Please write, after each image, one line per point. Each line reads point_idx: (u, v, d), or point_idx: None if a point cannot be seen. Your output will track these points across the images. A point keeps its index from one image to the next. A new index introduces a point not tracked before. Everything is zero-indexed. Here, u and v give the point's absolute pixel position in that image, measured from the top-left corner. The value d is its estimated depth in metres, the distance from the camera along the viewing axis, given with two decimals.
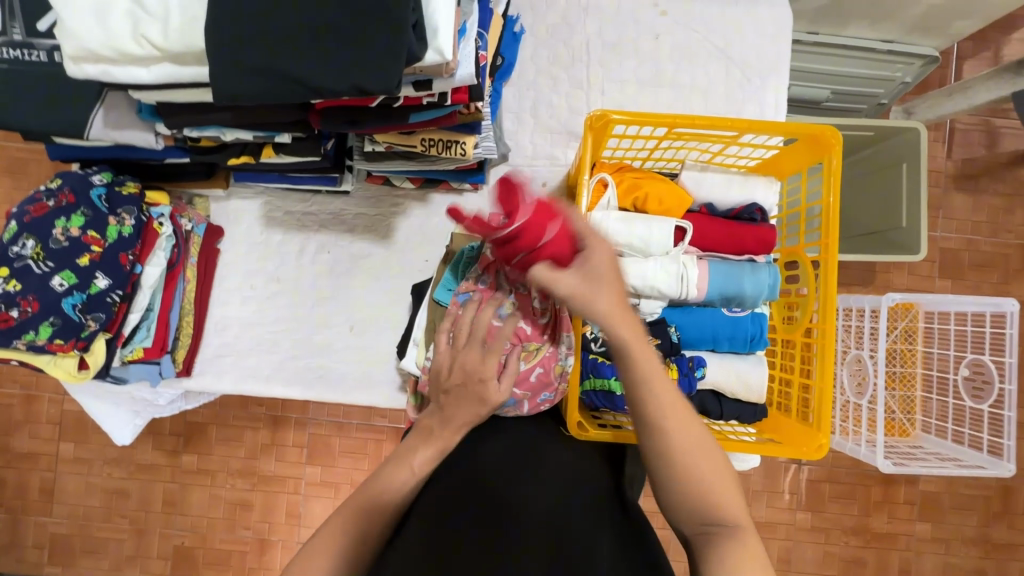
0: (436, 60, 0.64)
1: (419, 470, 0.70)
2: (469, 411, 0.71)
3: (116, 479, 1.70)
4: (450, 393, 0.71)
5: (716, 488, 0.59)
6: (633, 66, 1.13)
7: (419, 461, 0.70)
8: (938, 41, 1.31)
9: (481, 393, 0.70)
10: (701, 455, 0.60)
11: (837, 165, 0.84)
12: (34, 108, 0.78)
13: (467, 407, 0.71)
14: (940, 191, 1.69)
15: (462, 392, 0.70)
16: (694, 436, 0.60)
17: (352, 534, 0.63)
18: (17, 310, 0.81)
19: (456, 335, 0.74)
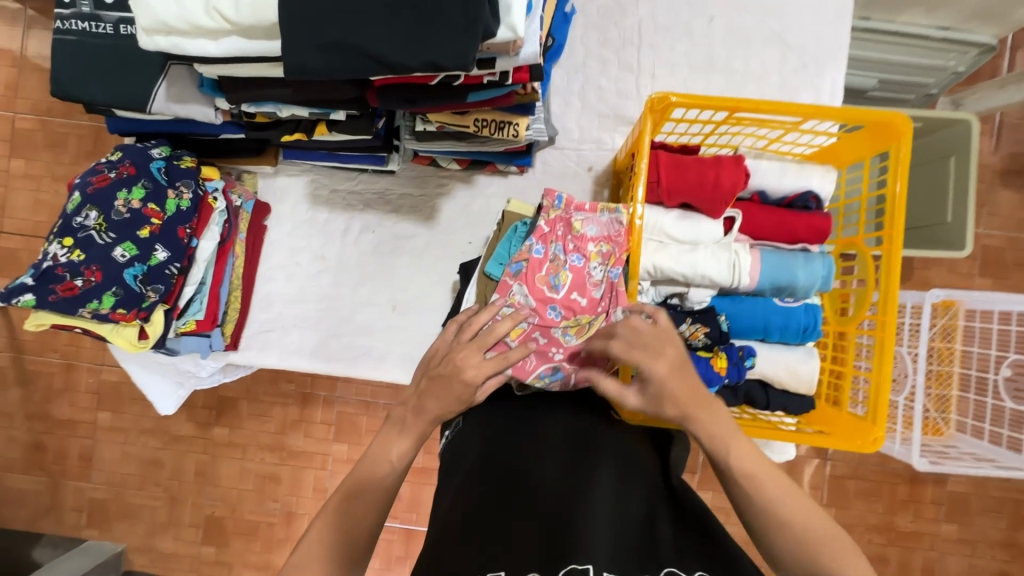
0: (509, 37, 0.62)
1: (397, 464, 0.71)
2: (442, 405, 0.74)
3: (151, 448, 1.76)
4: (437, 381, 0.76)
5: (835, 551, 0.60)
6: (684, 49, 1.10)
7: (397, 455, 0.71)
8: (999, 30, 1.26)
9: (456, 393, 0.74)
10: (816, 522, 0.62)
11: (905, 154, 0.82)
12: (100, 81, 0.80)
13: (442, 400, 0.74)
14: (986, 187, 1.64)
15: (445, 382, 0.74)
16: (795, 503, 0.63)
17: (358, 509, 0.67)
18: (81, 279, 0.82)
19: (464, 330, 0.80)
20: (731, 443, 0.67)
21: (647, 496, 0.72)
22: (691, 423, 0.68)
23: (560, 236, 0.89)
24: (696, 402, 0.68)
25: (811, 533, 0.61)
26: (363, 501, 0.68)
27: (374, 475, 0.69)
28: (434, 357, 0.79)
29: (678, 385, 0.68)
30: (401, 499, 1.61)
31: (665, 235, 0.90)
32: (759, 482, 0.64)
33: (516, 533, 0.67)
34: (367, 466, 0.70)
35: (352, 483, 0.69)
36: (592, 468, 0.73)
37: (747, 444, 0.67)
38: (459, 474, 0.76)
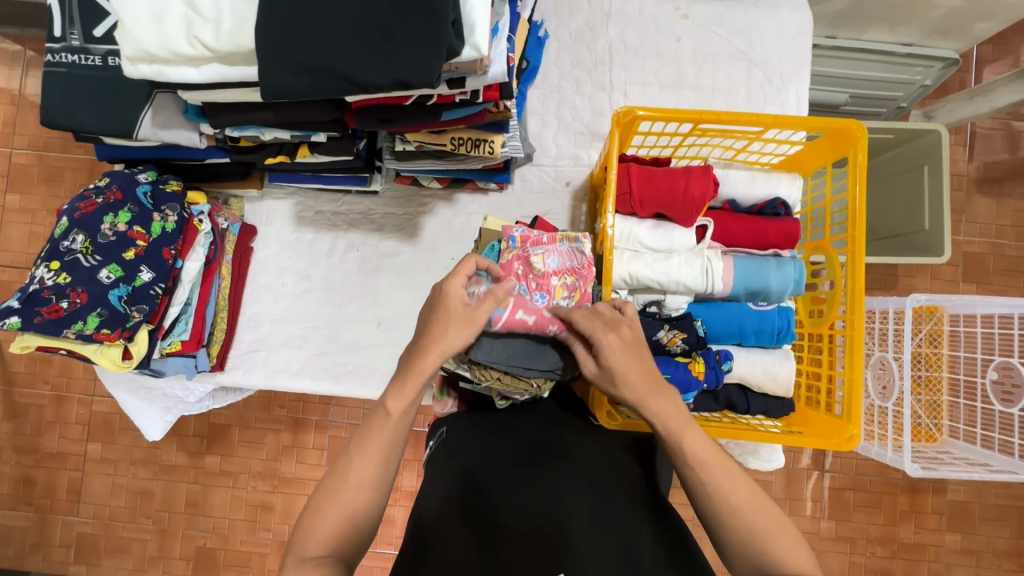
0: (473, 56, 0.66)
1: (395, 414, 0.66)
2: (441, 328, 0.69)
3: (141, 479, 1.74)
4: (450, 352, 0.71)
5: (789, 550, 0.60)
6: (654, 68, 1.15)
7: (394, 405, 0.66)
8: (959, 44, 1.31)
9: (452, 311, 0.70)
10: (764, 514, 0.63)
11: (862, 159, 0.86)
12: (89, 109, 0.83)
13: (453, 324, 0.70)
14: (962, 195, 1.68)
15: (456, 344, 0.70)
16: (749, 496, 0.64)
17: (351, 498, 0.63)
18: (66, 301, 0.84)
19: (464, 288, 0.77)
20: (684, 432, 0.67)
21: (629, 500, 0.74)
22: (643, 409, 0.69)
23: (519, 274, 0.83)
24: (652, 389, 0.70)
25: (760, 525, 0.62)
26: (366, 453, 0.65)
27: (374, 429, 0.66)
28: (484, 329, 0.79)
29: (635, 368, 0.71)
30: (395, 525, 1.59)
31: (639, 245, 0.93)
32: (708, 466, 0.65)
33: (503, 545, 0.67)
34: (369, 418, 0.67)
35: (356, 442, 0.66)
36: (572, 474, 0.74)
37: (700, 434, 0.67)
38: (442, 488, 0.75)
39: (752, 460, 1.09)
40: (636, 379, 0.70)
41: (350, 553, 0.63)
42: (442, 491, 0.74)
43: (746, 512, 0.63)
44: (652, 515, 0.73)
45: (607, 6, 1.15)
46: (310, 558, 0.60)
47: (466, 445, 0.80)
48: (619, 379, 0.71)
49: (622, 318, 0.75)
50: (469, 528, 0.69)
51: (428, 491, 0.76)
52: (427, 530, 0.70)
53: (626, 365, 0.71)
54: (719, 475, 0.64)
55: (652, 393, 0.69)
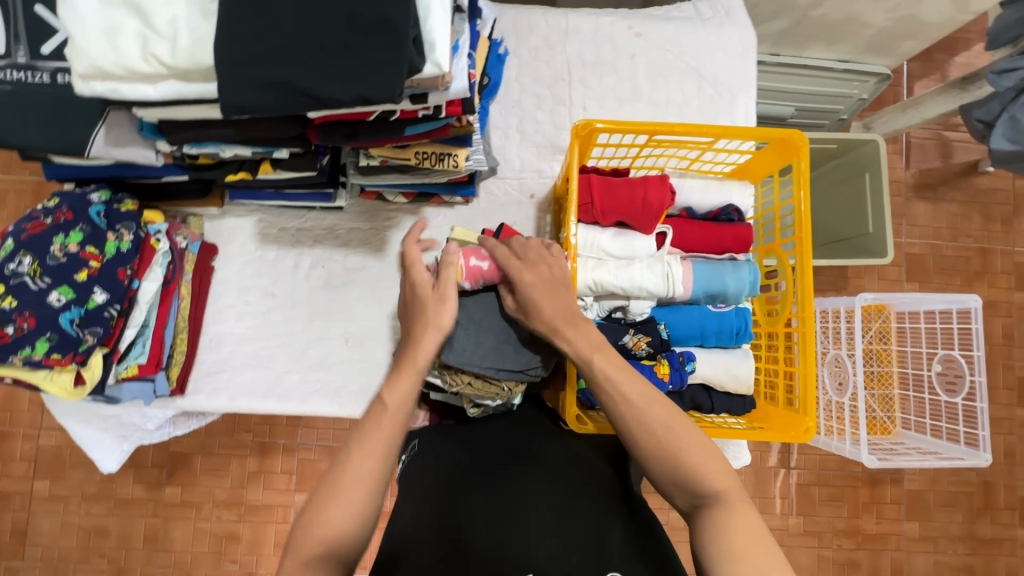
0: (435, 72, 0.68)
1: (391, 402, 0.68)
2: (437, 318, 0.75)
3: (94, 516, 1.64)
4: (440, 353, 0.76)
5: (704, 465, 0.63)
6: (611, 84, 1.20)
7: (391, 395, 0.68)
8: (890, 60, 1.42)
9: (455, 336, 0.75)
10: (679, 435, 0.65)
11: (805, 167, 0.91)
12: (36, 127, 0.80)
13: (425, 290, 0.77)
14: (901, 200, 1.80)
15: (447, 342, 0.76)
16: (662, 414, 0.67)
17: (348, 496, 0.62)
18: (12, 326, 0.80)
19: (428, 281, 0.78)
20: (597, 356, 0.72)
21: (602, 501, 0.74)
22: (560, 337, 0.75)
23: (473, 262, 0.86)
24: (567, 320, 0.75)
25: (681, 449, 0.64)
26: (365, 446, 0.64)
27: (372, 422, 0.66)
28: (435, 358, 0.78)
29: (553, 302, 0.76)
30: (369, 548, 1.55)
31: (602, 252, 0.95)
32: (623, 386, 0.68)
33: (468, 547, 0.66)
34: (367, 415, 0.68)
35: (353, 437, 0.66)
36: (544, 478, 0.75)
37: (612, 359, 0.72)
38: (415, 500, 0.75)
39: None
40: (549, 309, 0.75)
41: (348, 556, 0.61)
42: (413, 503, 0.74)
43: (667, 438, 0.65)
44: (622, 511, 0.74)
45: (564, 25, 1.19)
46: (306, 560, 0.59)
47: (439, 456, 0.80)
48: (536, 309, 0.76)
49: (545, 258, 0.79)
50: (438, 535, 0.68)
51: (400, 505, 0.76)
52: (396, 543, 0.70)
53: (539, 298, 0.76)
54: (630, 394, 0.68)
55: (569, 322, 0.75)
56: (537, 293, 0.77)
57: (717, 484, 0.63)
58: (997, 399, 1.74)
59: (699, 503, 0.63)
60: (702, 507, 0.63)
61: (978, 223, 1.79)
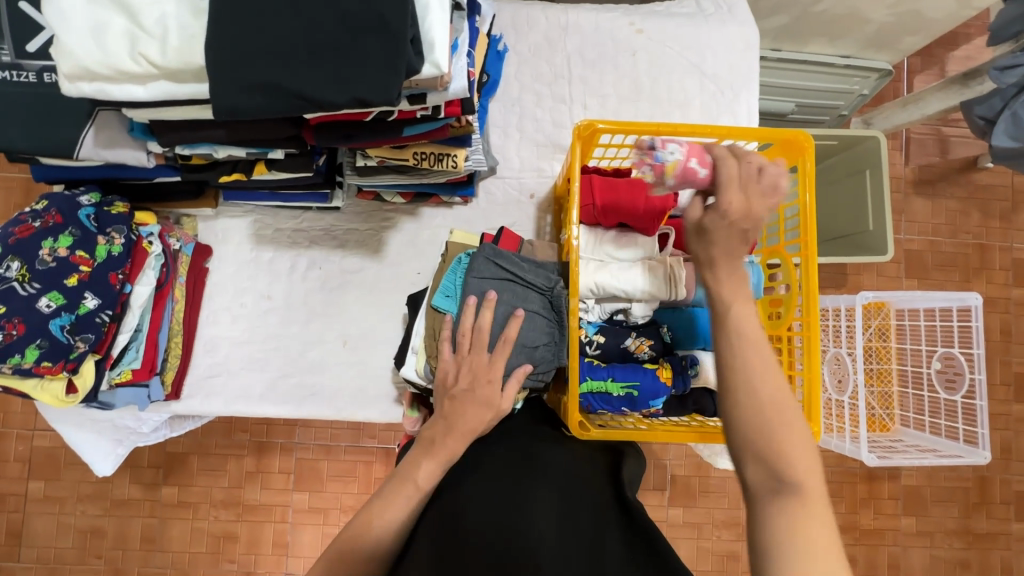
0: (433, 73, 0.66)
1: (424, 485, 0.72)
2: (476, 418, 0.76)
3: (90, 517, 1.63)
4: (455, 398, 0.78)
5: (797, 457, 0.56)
6: (612, 81, 1.18)
7: (422, 477, 0.72)
8: (892, 56, 1.40)
9: (487, 398, 0.78)
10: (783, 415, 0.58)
11: (811, 168, 0.90)
12: (21, 128, 0.77)
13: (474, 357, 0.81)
14: (901, 196, 1.79)
15: (468, 395, 0.78)
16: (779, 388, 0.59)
17: (360, 559, 0.67)
18: (1, 334, 0.78)
19: (461, 345, 0.83)
20: (736, 300, 0.62)
21: (599, 513, 0.73)
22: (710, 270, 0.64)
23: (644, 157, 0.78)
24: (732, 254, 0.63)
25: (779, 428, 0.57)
26: (387, 519, 0.69)
27: (398, 496, 0.70)
28: (442, 393, 0.79)
29: (724, 236, 0.64)
30: None
31: (604, 255, 0.95)
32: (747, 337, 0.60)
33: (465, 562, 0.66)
34: (392, 487, 0.71)
35: (377, 501, 0.71)
36: (541, 486, 0.74)
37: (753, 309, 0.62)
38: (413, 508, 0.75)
39: (722, 459, 1.12)
40: (728, 248, 0.63)
41: None
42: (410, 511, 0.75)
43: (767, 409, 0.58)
44: (620, 518, 0.73)
45: (564, 21, 1.17)
46: None
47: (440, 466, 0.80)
48: (706, 244, 0.64)
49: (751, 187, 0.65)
50: (435, 549, 0.69)
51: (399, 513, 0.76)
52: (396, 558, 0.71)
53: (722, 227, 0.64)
54: (755, 350, 0.59)
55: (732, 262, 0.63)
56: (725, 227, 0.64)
57: (805, 478, 0.55)
58: (994, 395, 1.75)
59: (779, 488, 0.55)
60: (782, 494, 0.55)
61: (978, 219, 1.78)
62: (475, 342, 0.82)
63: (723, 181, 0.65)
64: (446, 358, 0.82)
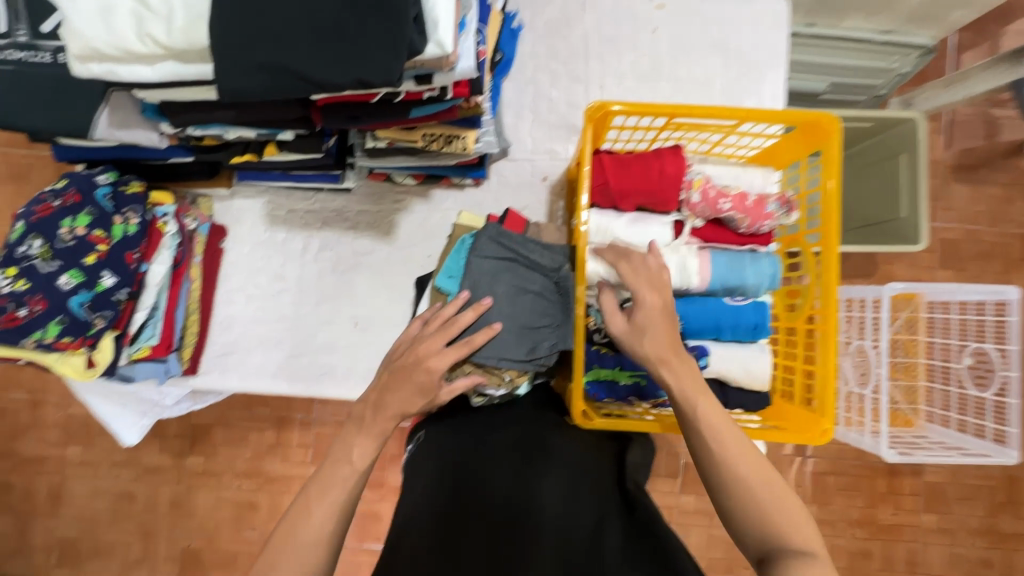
0: (437, 53, 0.64)
1: (359, 463, 0.69)
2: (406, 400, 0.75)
3: (123, 482, 1.71)
4: (393, 374, 0.77)
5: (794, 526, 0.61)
6: (631, 59, 1.13)
7: (357, 455, 0.70)
8: (936, 32, 1.31)
9: (422, 384, 0.75)
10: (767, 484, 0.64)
11: (836, 152, 0.85)
12: (40, 110, 0.79)
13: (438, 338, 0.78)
14: (939, 182, 1.70)
15: (408, 376, 0.76)
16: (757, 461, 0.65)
17: (303, 556, 0.63)
18: (25, 309, 0.81)
19: (430, 324, 0.82)
20: (699, 397, 0.69)
21: (601, 499, 0.73)
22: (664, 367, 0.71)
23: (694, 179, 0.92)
24: (673, 349, 0.72)
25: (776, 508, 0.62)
26: (324, 502, 0.66)
27: (334, 477, 0.68)
28: (387, 364, 0.80)
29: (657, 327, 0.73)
30: (382, 520, 1.60)
31: (616, 240, 0.92)
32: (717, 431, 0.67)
33: (462, 540, 0.67)
34: (330, 469, 0.69)
35: (313, 487, 0.67)
36: (546, 471, 0.75)
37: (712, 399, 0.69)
38: (421, 482, 0.76)
39: None
40: (661, 335, 0.72)
41: None
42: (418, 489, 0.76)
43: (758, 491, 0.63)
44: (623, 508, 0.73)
45: None
46: None
47: (445, 444, 0.81)
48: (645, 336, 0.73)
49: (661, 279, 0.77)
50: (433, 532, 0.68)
51: (408, 490, 0.77)
52: (397, 531, 0.71)
53: (652, 320, 0.73)
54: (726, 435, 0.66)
55: (675, 353, 0.72)
56: (651, 315, 0.74)
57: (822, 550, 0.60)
58: None
59: (793, 557, 0.59)
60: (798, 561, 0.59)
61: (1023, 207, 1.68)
62: (448, 322, 0.81)
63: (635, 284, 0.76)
64: (411, 333, 0.82)
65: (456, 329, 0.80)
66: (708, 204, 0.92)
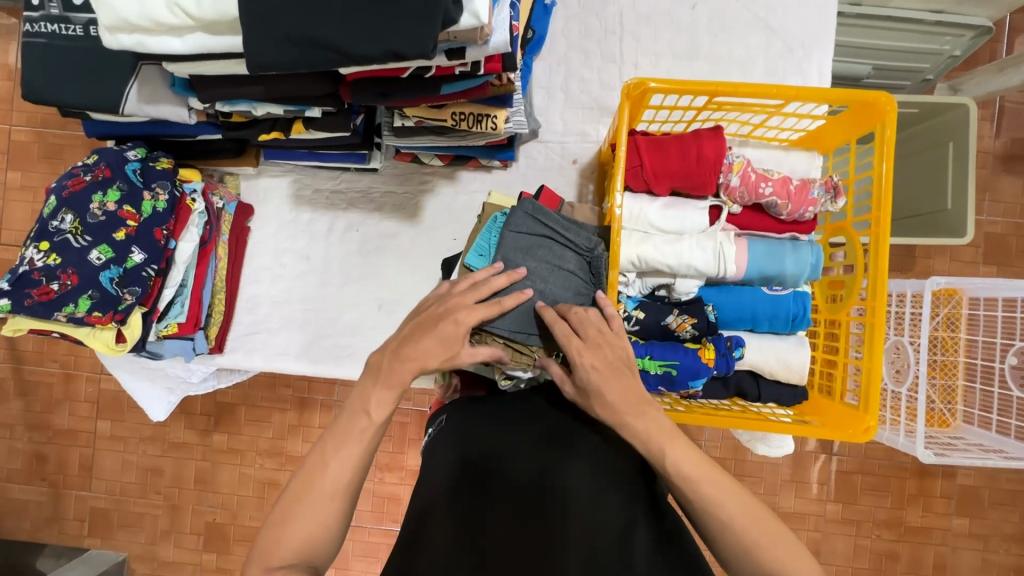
0: (472, 23, 0.61)
1: (377, 416, 0.68)
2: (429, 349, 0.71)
3: (151, 456, 1.75)
4: (421, 321, 0.72)
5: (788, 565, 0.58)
6: (667, 37, 1.08)
7: (375, 408, 0.68)
8: (994, 11, 1.22)
9: (447, 334, 0.71)
10: (757, 525, 0.60)
11: (890, 135, 0.80)
12: (73, 84, 0.79)
13: (470, 294, 0.75)
14: (987, 172, 1.61)
15: (436, 324, 0.72)
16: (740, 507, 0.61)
17: (321, 511, 0.64)
18: (57, 283, 0.82)
19: (461, 282, 0.78)
20: (667, 446, 0.65)
21: (629, 499, 0.71)
22: (625, 430, 0.67)
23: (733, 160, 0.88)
24: (632, 407, 0.67)
25: (768, 556, 0.59)
26: (340, 456, 0.66)
27: (351, 431, 0.67)
28: (413, 313, 0.75)
29: (613, 385, 0.68)
30: (400, 504, 1.61)
31: (649, 226, 0.89)
32: (693, 482, 0.63)
33: (489, 546, 0.66)
34: (346, 422, 0.68)
35: (329, 439, 0.67)
36: (573, 468, 0.71)
37: (685, 446, 0.65)
38: (440, 475, 0.73)
39: (761, 446, 1.06)
40: (616, 392, 0.68)
41: (321, 557, 0.64)
42: (437, 483, 0.72)
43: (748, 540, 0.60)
44: (651, 510, 0.71)
45: None
46: (278, 564, 0.62)
47: (465, 432, 0.77)
48: (596, 398, 0.69)
49: (607, 336, 0.72)
50: (460, 535, 0.67)
51: (426, 475, 0.74)
52: (416, 520, 0.69)
53: (605, 380, 0.68)
54: (703, 482, 0.63)
55: (634, 411, 0.67)
56: (598, 379, 0.69)
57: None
58: None
59: None
60: None
61: None
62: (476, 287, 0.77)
63: (574, 352, 0.71)
64: (441, 288, 0.78)
65: (489, 288, 0.76)
66: (747, 187, 0.87)
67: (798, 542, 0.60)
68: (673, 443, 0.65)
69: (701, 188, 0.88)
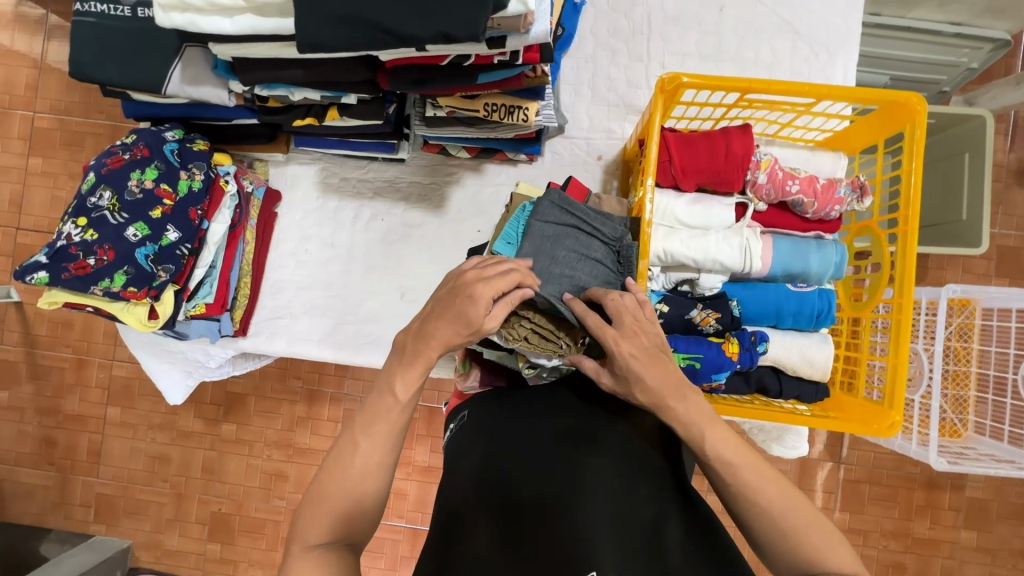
0: (519, 10, 0.63)
1: (403, 397, 0.67)
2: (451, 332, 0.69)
3: (159, 444, 1.76)
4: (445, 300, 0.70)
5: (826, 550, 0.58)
6: (694, 39, 1.10)
7: (401, 389, 0.68)
8: (1014, 25, 1.23)
9: (467, 315, 0.69)
10: (796, 510, 0.61)
11: (920, 135, 0.81)
12: (118, 63, 0.81)
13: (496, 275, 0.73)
14: (1001, 185, 1.62)
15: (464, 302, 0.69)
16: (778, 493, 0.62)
17: (354, 492, 0.64)
18: (93, 258, 0.83)
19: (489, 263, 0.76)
20: (706, 430, 0.66)
21: (657, 490, 0.71)
22: (666, 412, 0.68)
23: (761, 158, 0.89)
24: (672, 391, 0.68)
25: (807, 542, 0.59)
26: (370, 437, 0.66)
27: (380, 412, 0.66)
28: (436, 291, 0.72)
29: (654, 372, 0.68)
30: (407, 499, 1.61)
31: (676, 220, 0.90)
32: (733, 466, 0.64)
33: (519, 544, 0.66)
34: (373, 404, 0.67)
35: (359, 421, 0.67)
36: (598, 464, 0.71)
37: (723, 430, 0.66)
38: (466, 474, 0.74)
39: (775, 447, 1.07)
40: (656, 382, 0.68)
41: (358, 536, 0.65)
42: (464, 483, 0.73)
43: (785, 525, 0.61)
44: (680, 502, 0.71)
45: None
46: (315, 544, 0.62)
47: (488, 430, 0.78)
48: (638, 386, 0.69)
49: (643, 323, 0.73)
50: (492, 533, 0.67)
51: (453, 475, 0.76)
52: (449, 521, 0.71)
53: (645, 367, 0.68)
54: (742, 468, 0.63)
55: (673, 396, 0.68)
56: (640, 367, 0.69)
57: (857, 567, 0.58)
58: None
59: None
60: None
61: None
62: (505, 272, 0.73)
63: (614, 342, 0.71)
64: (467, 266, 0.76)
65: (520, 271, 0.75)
66: (773, 185, 0.89)
67: (835, 530, 0.61)
68: (712, 428, 0.66)
69: (730, 184, 0.89)
